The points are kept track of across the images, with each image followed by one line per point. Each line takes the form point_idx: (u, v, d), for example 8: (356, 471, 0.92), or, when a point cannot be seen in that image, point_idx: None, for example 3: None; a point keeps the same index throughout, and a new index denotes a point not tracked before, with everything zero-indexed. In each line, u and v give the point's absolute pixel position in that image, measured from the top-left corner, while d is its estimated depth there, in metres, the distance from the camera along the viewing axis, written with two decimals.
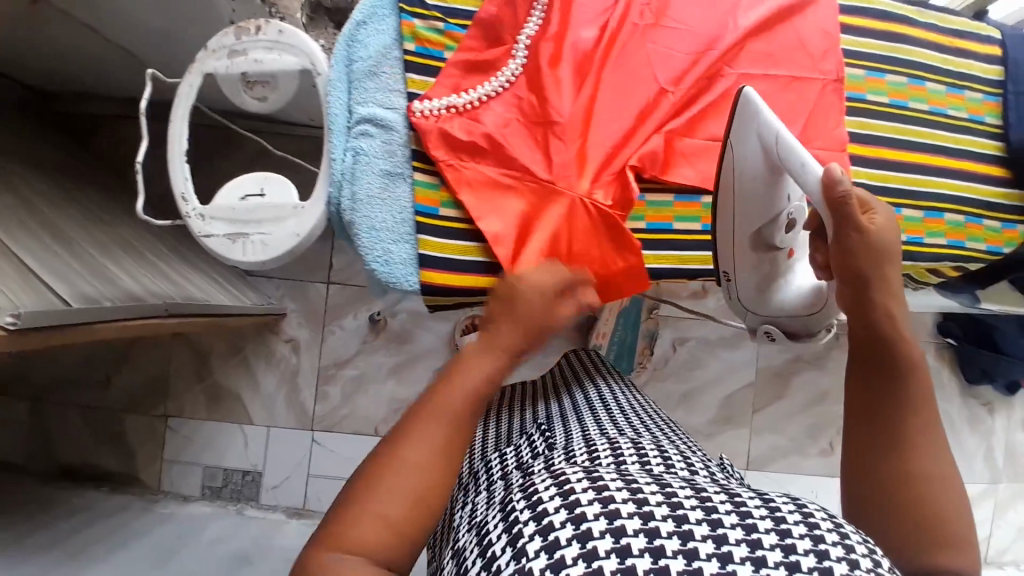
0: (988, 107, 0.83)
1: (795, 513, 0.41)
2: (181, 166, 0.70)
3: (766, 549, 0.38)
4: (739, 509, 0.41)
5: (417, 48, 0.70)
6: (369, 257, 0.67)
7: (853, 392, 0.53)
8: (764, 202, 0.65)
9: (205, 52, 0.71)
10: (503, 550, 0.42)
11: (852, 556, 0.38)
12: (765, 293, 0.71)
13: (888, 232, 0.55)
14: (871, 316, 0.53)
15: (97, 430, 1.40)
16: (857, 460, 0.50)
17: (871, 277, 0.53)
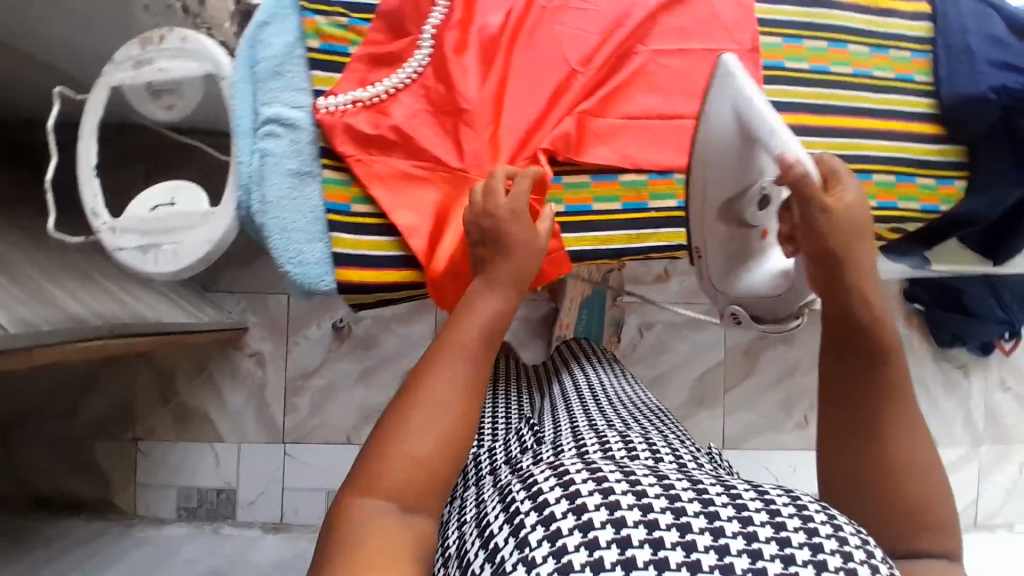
0: (917, 65, 0.81)
1: (790, 505, 0.41)
2: (91, 181, 0.69)
3: (762, 542, 0.38)
4: (735, 501, 0.41)
5: (322, 45, 0.69)
6: (282, 259, 0.66)
7: (830, 372, 0.58)
8: (735, 177, 0.66)
9: (111, 64, 0.70)
10: (504, 540, 0.42)
11: (847, 549, 0.39)
12: (734, 272, 0.73)
13: (858, 214, 0.58)
14: (847, 300, 0.57)
15: (69, 458, 1.39)
16: (840, 451, 0.54)
17: (845, 256, 0.57)
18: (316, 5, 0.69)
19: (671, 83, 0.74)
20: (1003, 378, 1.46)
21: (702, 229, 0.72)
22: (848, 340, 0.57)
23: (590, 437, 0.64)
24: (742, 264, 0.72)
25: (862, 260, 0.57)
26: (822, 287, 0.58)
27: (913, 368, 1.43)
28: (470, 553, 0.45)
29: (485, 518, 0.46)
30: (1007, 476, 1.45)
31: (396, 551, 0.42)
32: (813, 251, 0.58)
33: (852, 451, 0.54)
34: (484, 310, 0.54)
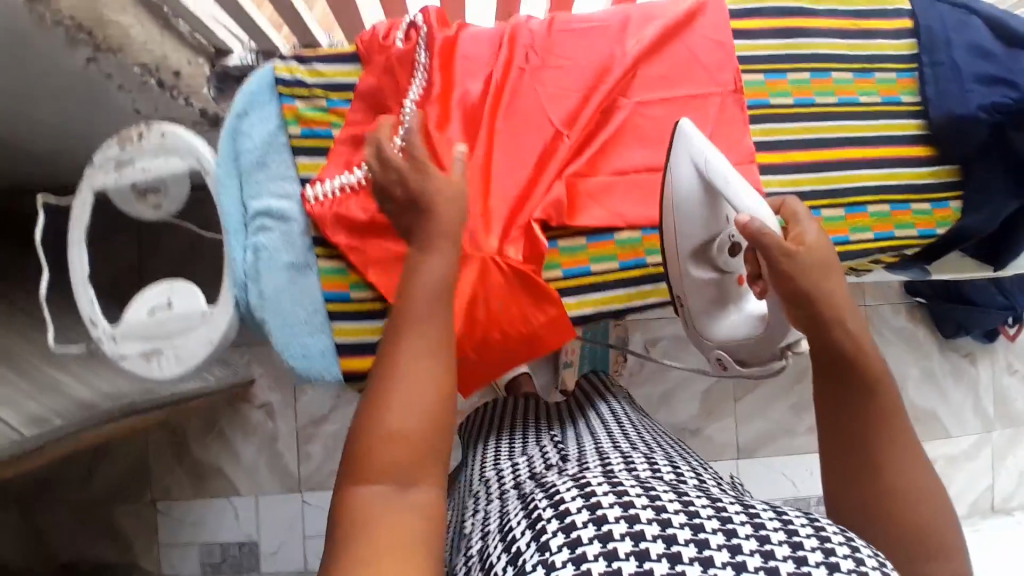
0: (903, 86, 0.80)
1: (808, 528, 0.49)
2: (86, 291, 0.70)
3: (779, 560, 0.45)
4: (755, 521, 0.49)
5: (303, 131, 0.68)
6: (287, 354, 0.67)
7: (825, 407, 0.65)
8: (708, 227, 0.69)
9: (92, 167, 0.69)
10: (528, 544, 0.50)
11: (863, 568, 0.46)
12: (716, 314, 0.75)
13: (822, 253, 0.63)
14: (833, 339, 0.63)
15: (88, 525, 1.39)
16: (840, 478, 0.62)
17: (819, 295, 0.62)
18: (292, 88, 0.68)
19: (657, 134, 0.73)
20: (1009, 361, 1.47)
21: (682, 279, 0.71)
22: (840, 370, 0.64)
23: (614, 454, 0.68)
24: (726, 305, 0.74)
25: (833, 292, 0.63)
26: (803, 326, 0.64)
27: (919, 360, 1.44)
28: (498, 563, 0.53)
29: (512, 529, 0.54)
30: (1019, 459, 1.46)
31: (390, 529, 0.47)
32: (789, 293, 0.63)
33: (850, 477, 0.61)
34: (428, 276, 0.57)
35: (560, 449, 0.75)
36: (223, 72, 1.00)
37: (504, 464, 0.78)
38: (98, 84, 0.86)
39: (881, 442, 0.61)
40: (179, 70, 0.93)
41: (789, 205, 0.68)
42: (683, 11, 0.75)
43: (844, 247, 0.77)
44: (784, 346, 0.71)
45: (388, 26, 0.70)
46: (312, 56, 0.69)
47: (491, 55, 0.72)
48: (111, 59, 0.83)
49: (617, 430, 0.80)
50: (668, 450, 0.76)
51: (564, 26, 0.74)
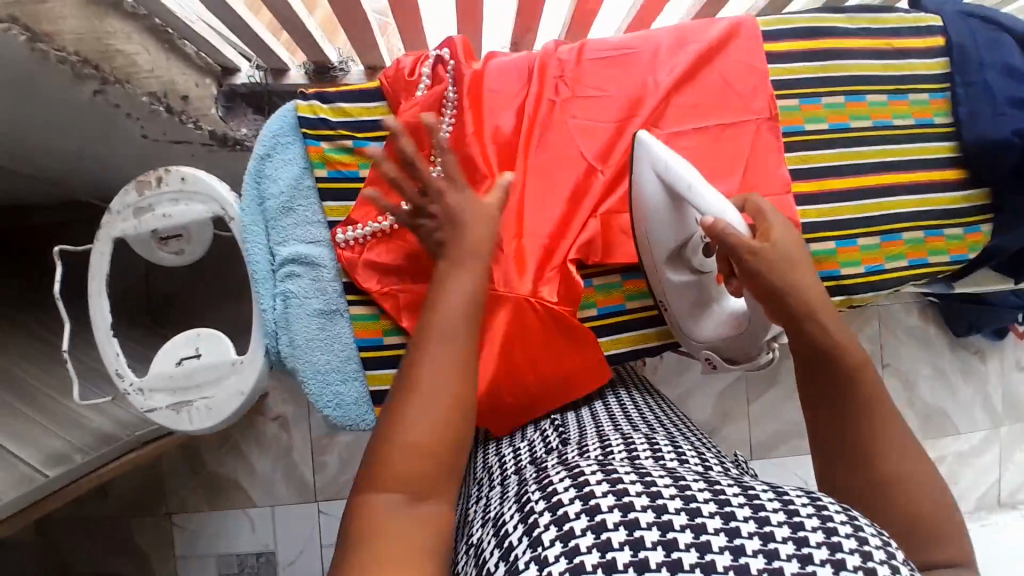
0: (936, 107, 0.79)
1: (810, 506, 0.46)
2: (110, 341, 0.69)
3: (778, 541, 0.43)
4: (752, 502, 0.46)
5: (330, 172, 0.66)
6: (320, 403, 0.66)
7: (813, 399, 0.61)
8: (674, 232, 0.65)
9: (111, 215, 0.68)
10: (519, 540, 0.47)
11: (866, 548, 0.43)
12: (701, 319, 0.69)
13: (786, 247, 0.61)
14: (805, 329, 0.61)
15: (105, 538, 1.39)
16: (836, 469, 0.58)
17: (789, 289, 0.60)
18: (316, 129, 0.66)
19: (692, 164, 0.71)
20: (1018, 358, 1.49)
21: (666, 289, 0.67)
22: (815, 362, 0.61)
23: (615, 435, 0.62)
24: (708, 308, 0.69)
25: (805, 287, 0.61)
26: (783, 321, 0.61)
27: (929, 359, 1.45)
28: (489, 559, 0.50)
29: (506, 523, 0.51)
30: None
31: (405, 546, 0.44)
32: (760, 291, 0.61)
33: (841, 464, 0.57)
34: (458, 288, 0.54)
35: (559, 431, 0.67)
36: (231, 91, 1.02)
37: (500, 449, 0.70)
38: (106, 112, 0.83)
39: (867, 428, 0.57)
40: (187, 93, 0.92)
41: (753, 202, 0.66)
42: (716, 36, 0.73)
43: (878, 277, 0.76)
44: (770, 340, 0.68)
45: (413, 61, 0.68)
46: (334, 94, 0.67)
47: (519, 88, 0.71)
48: (118, 90, 0.80)
49: (625, 402, 0.73)
50: (681, 432, 0.69)
51: (592, 53, 0.72)
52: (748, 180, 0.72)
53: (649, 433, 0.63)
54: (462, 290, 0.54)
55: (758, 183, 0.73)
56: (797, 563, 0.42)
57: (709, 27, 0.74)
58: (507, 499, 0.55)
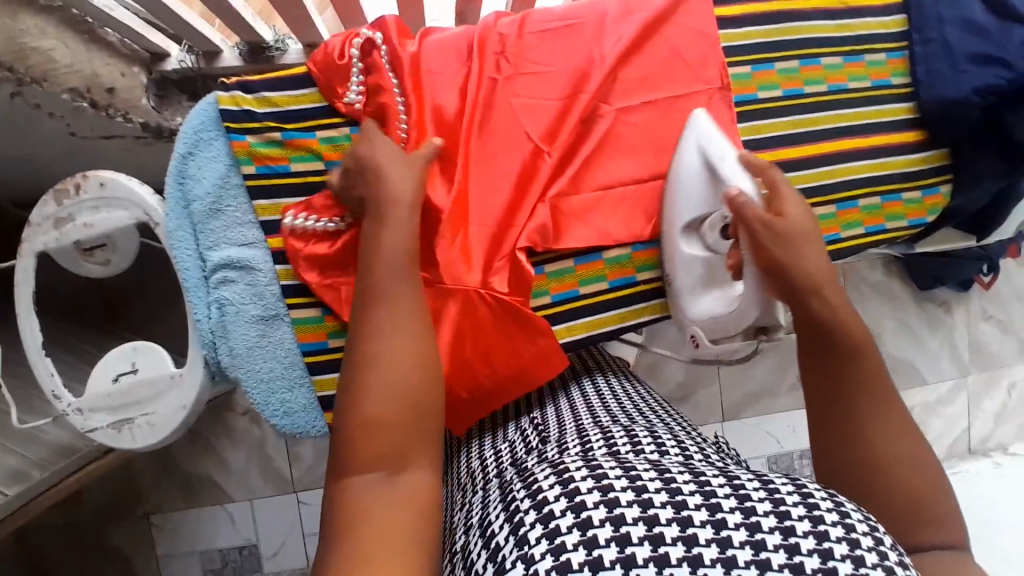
0: (894, 67, 0.77)
1: (795, 494, 0.44)
2: (44, 361, 0.65)
3: (765, 532, 0.42)
4: (738, 492, 0.45)
5: (259, 169, 0.62)
6: (267, 412, 0.63)
7: (807, 384, 0.60)
8: (697, 201, 0.63)
9: (30, 228, 0.64)
10: (506, 540, 0.46)
11: (854, 536, 0.42)
12: (698, 297, 0.65)
13: (808, 227, 0.59)
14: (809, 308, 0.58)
15: (83, 543, 1.38)
16: (831, 455, 0.57)
17: (794, 266, 0.57)
18: (240, 123, 0.62)
19: (645, 139, 0.69)
20: (984, 308, 1.50)
21: (680, 262, 0.65)
22: (818, 344, 0.58)
23: (594, 431, 0.62)
24: (711, 288, 0.65)
25: (816, 269, 0.58)
26: (787, 297, 0.59)
27: (896, 313, 1.46)
28: (477, 562, 0.48)
29: (491, 524, 0.49)
30: (994, 400, 1.51)
31: (382, 517, 0.46)
32: (764, 265, 0.59)
33: (834, 452, 0.57)
34: (390, 239, 0.55)
35: (540, 432, 0.67)
36: (162, 78, 0.95)
37: (484, 453, 0.70)
38: (25, 112, 0.78)
39: (865, 413, 0.56)
40: (113, 85, 0.86)
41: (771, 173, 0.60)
42: (661, 4, 0.70)
43: (836, 246, 0.75)
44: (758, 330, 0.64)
45: (341, 42, 0.63)
46: (259, 84, 0.62)
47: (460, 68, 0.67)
48: (37, 90, 0.75)
49: (604, 397, 0.73)
50: (663, 420, 0.68)
51: (534, 26, 0.68)
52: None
53: (631, 425, 0.62)
54: (389, 247, 0.55)
55: None
56: (783, 555, 0.41)
57: None
58: (491, 502, 0.53)
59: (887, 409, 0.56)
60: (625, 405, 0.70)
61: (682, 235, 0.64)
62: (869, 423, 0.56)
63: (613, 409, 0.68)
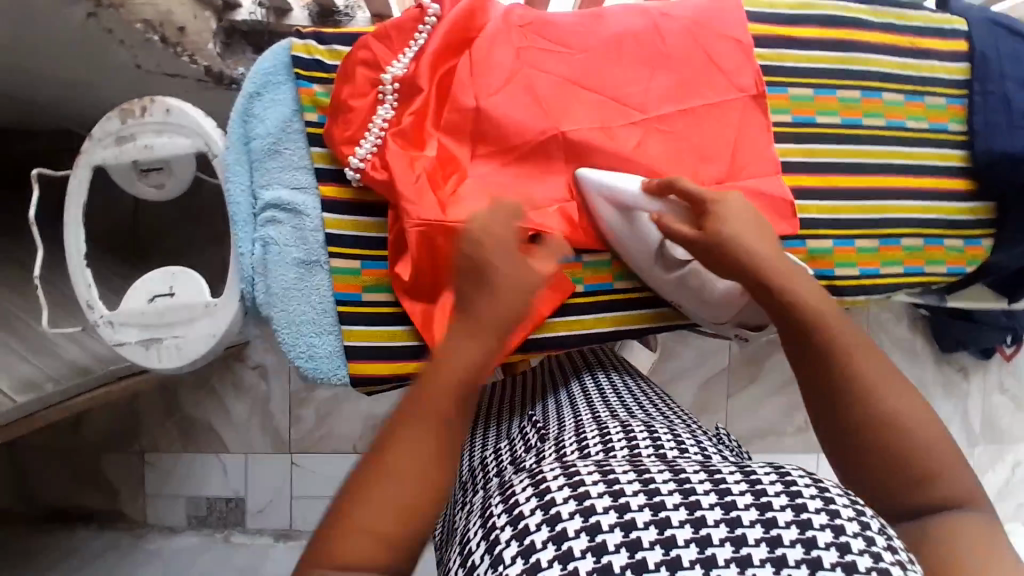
0: (953, 113, 0.78)
1: (778, 483, 0.42)
2: (83, 271, 0.67)
3: (745, 526, 0.40)
4: (718, 487, 0.42)
5: (320, 118, 0.64)
6: (293, 354, 0.64)
7: (795, 361, 0.53)
8: (636, 240, 0.64)
9: (91, 142, 0.66)
10: (483, 558, 0.44)
11: (838, 520, 0.39)
12: (711, 305, 0.66)
13: (740, 220, 0.57)
14: (785, 299, 0.53)
15: (77, 470, 1.40)
16: (818, 424, 0.51)
17: (752, 259, 0.55)
18: (311, 72, 0.64)
19: (681, 144, 0.68)
20: (1001, 380, 1.49)
21: (678, 290, 0.66)
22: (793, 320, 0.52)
23: (593, 427, 0.62)
24: (711, 296, 0.65)
25: (749, 246, 0.56)
26: (750, 292, 0.56)
27: (913, 370, 1.45)
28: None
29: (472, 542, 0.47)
30: (999, 475, 1.49)
31: None
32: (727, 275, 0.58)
33: (821, 418, 0.50)
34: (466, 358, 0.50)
35: (539, 431, 0.67)
36: (229, 28, 0.90)
37: (484, 453, 0.70)
38: (98, 36, 0.81)
39: (839, 368, 0.49)
40: (185, 26, 0.84)
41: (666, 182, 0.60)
42: (694, 12, 0.71)
43: (873, 280, 0.75)
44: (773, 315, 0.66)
45: (395, 27, 0.64)
46: (332, 36, 0.65)
47: (482, 54, 0.66)
48: (112, 14, 0.78)
49: (606, 393, 0.73)
50: (666, 415, 0.68)
51: (566, 17, 0.69)
52: (739, 163, 0.69)
53: (630, 420, 0.62)
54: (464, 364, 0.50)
55: (748, 167, 0.70)
56: (764, 548, 0.38)
57: (697, 3, 0.72)
58: (474, 515, 0.52)
59: (870, 360, 0.50)
60: (629, 401, 0.70)
61: (664, 273, 0.65)
62: (852, 378, 0.49)
63: (614, 405, 0.68)
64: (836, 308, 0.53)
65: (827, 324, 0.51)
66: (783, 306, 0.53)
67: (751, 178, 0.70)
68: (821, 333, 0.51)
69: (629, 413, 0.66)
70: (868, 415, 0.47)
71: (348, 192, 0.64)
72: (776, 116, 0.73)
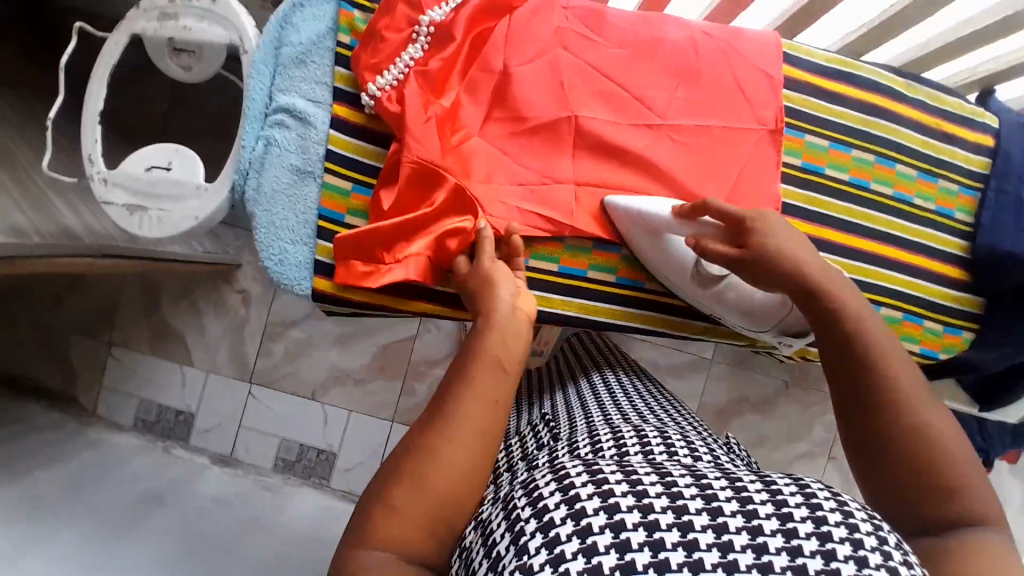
0: (962, 202, 0.78)
1: (797, 495, 0.39)
2: (93, 127, 0.69)
3: (766, 535, 0.37)
4: (739, 495, 0.40)
5: (352, 42, 0.66)
6: (264, 254, 0.66)
7: (836, 385, 0.52)
8: (676, 257, 0.66)
9: (137, 10, 0.69)
10: (507, 549, 0.40)
11: (857, 535, 0.37)
12: (751, 314, 0.66)
13: (785, 231, 0.58)
14: (829, 318, 0.54)
15: (43, 346, 1.42)
16: (847, 434, 0.50)
17: (793, 267, 0.56)
18: None
19: (688, 159, 0.70)
20: None
21: (715, 303, 0.67)
22: (837, 334, 0.53)
23: (606, 429, 0.62)
24: (751, 305, 0.66)
25: (797, 261, 0.56)
26: (798, 301, 0.57)
27: None
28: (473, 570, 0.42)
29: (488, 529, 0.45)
30: None
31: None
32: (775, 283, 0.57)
33: (852, 436, 0.50)
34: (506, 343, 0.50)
35: (551, 427, 0.68)
36: None
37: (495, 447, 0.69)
38: None
39: (881, 375, 0.49)
40: None
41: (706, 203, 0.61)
42: (735, 39, 0.73)
43: None
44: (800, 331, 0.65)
45: None
46: None
47: (522, 25, 0.68)
48: None
49: (617, 395, 0.73)
50: (675, 421, 0.68)
51: (615, 13, 0.71)
52: (738, 190, 0.71)
53: (643, 425, 0.62)
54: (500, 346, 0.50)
55: (745, 197, 0.71)
56: (785, 557, 0.36)
57: (743, 33, 0.74)
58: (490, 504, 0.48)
59: (903, 369, 0.50)
60: (637, 403, 0.71)
61: (699, 288, 0.66)
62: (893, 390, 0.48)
63: (626, 408, 0.68)
64: (886, 325, 0.53)
65: (866, 330, 0.52)
66: (832, 314, 0.54)
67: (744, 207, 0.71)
68: (865, 344, 0.51)
69: (640, 416, 0.66)
70: (902, 421, 0.47)
71: (358, 117, 0.66)
72: (787, 158, 0.74)
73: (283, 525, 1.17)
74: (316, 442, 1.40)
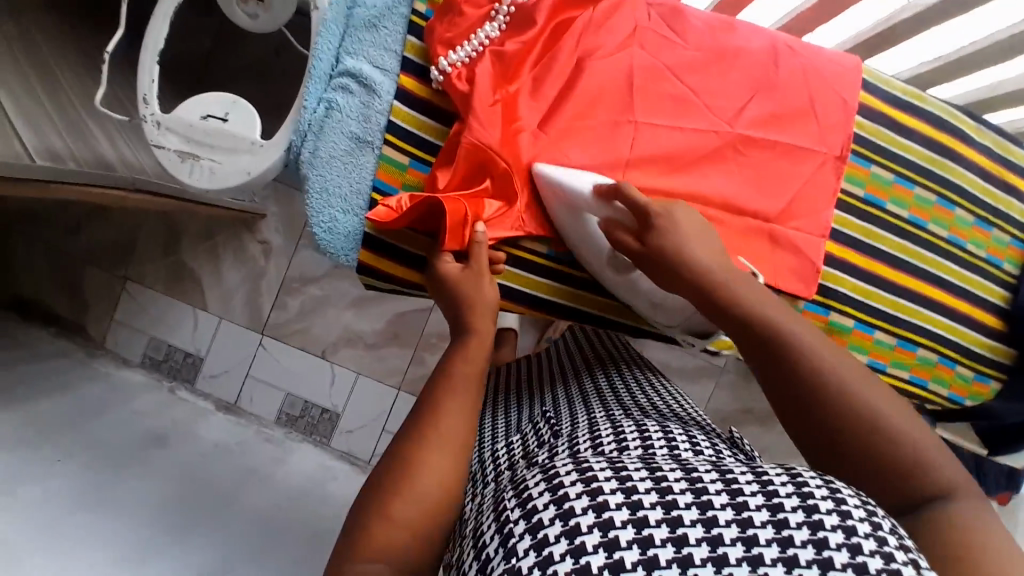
0: (1011, 253, 0.78)
1: (789, 483, 0.37)
2: (151, 67, 0.67)
3: (757, 527, 0.35)
4: (730, 486, 0.38)
5: (427, 11, 0.65)
6: (314, 221, 0.64)
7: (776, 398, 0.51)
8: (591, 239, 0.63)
9: None
10: (496, 552, 0.39)
11: (850, 523, 0.34)
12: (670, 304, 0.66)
13: (687, 229, 0.57)
14: (739, 321, 0.53)
15: (57, 271, 1.41)
16: (801, 441, 0.49)
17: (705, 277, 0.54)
18: None
19: (747, 174, 0.69)
20: None
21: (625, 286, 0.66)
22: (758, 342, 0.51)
23: (605, 424, 0.59)
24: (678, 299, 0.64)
25: (708, 262, 0.55)
26: (710, 314, 0.55)
27: None
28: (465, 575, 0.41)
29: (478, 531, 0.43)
30: None
31: None
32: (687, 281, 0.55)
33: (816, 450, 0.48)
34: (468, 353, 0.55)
35: (551, 424, 0.65)
36: None
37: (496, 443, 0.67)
38: None
39: (814, 383, 0.48)
40: None
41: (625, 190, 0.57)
42: (813, 56, 0.71)
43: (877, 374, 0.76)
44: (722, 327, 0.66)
45: None
46: None
47: (603, 15, 0.66)
48: None
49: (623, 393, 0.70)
50: (679, 416, 0.65)
51: (694, 14, 0.69)
52: (790, 211, 0.70)
53: (644, 420, 0.59)
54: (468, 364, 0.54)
55: (799, 220, 0.70)
56: (775, 550, 0.34)
57: (820, 50, 0.72)
58: (485, 505, 0.46)
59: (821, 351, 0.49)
60: (641, 400, 0.68)
61: (614, 273, 0.65)
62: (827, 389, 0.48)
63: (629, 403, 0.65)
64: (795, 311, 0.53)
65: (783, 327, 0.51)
66: (752, 325, 0.52)
67: (795, 229, 0.70)
68: (792, 353, 0.50)
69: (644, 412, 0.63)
70: (834, 402, 0.47)
71: (425, 91, 0.64)
72: (850, 187, 0.73)
73: (282, 479, 1.17)
74: (321, 400, 1.40)
